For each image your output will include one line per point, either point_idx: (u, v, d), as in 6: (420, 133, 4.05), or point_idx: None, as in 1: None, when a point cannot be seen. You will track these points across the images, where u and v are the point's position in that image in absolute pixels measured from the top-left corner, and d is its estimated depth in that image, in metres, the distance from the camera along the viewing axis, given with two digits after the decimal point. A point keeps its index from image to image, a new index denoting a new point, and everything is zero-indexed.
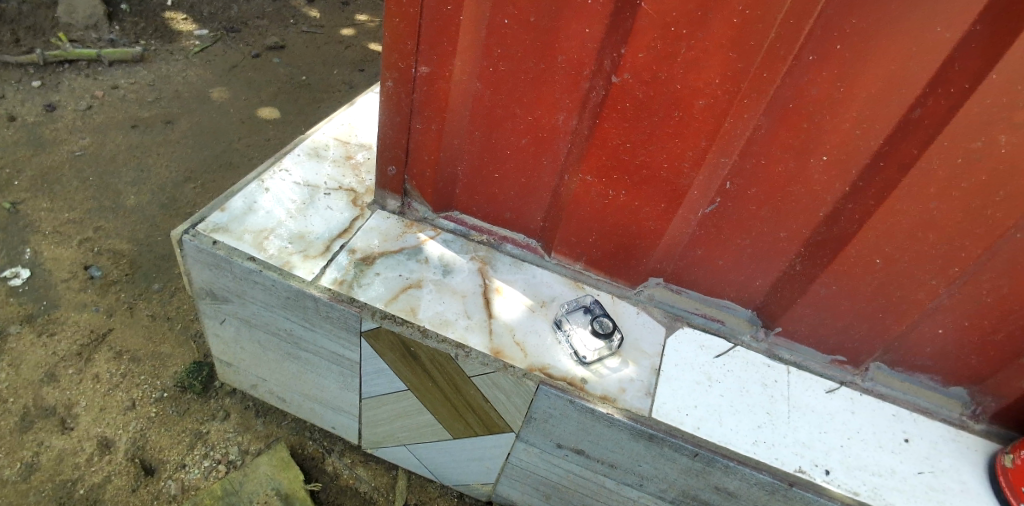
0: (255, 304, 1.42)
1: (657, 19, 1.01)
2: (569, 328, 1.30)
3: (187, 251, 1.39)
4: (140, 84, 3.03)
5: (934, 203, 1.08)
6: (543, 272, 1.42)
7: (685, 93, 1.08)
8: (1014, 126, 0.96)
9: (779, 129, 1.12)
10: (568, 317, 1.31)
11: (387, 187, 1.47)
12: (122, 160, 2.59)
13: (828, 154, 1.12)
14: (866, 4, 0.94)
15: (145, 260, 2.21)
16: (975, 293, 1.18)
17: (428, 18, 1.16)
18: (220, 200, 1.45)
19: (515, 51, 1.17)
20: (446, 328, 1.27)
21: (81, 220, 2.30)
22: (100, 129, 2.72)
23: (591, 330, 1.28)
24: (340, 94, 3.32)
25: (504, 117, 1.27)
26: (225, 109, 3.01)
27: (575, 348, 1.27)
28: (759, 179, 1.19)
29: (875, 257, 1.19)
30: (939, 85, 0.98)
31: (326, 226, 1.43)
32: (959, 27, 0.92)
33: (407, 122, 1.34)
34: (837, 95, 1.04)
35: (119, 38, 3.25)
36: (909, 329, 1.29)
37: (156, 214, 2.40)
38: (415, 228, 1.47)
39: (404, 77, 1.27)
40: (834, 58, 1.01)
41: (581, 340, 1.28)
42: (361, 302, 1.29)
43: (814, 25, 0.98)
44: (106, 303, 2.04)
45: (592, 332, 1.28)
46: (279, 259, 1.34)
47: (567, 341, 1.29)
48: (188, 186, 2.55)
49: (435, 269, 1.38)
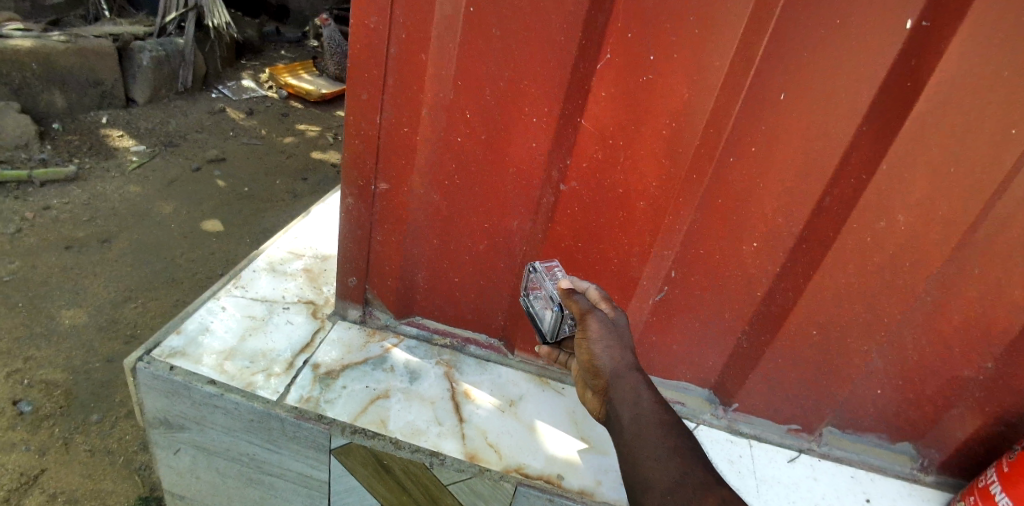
0: (215, 430, 1.37)
1: (596, 131, 1.14)
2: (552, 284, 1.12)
3: (140, 380, 1.34)
4: (74, 203, 2.96)
5: (855, 275, 1.20)
6: (508, 370, 1.46)
7: (628, 194, 1.19)
8: (908, 206, 1.11)
9: (712, 221, 1.24)
10: (528, 277, 1.20)
11: (348, 297, 1.49)
12: (53, 283, 2.48)
13: (759, 240, 1.23)
14: (771, 113, 1.10)
15: (81, 389, 2.08)
16: (902, 351, 1.30)
17: (385, 139, 1.26)
18: (174, 323, 1.42)
19: (469, 165, 1.24)
20: (418, 437, 1.25)
21: (8, 350, 2.15)
22: (29, 251, 2.61)
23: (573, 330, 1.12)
24: (286, 203, 3.35)
25: (460, 226, 1.33)
26: (166, 224, 2.96)
27: (581, 295, 1.04)
28: (699, 267, 1.30)
29: (812, 330, 1.29)
30: (840, 175, 1.13)
31: (286, 342, 1.42)
32: (849, 129, 1.08)
33: (367, 235, 1.39)
34: (759, 189, 1.18)
35: (50, 157, 3.22)
36: (851, 392, 1.39)
37: (94, 338, 2.28)
38: (378, 336, 1.49)
39: (364, 194, 1.34)
40: (752, 158, 1.15)
41: (563, 336, 1.14)
42: (329, 418, 1.26)
43: (731, 130, 1.13)
44: (38, 441, 1.88)
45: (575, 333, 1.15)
46: (240, 381, 1.31)
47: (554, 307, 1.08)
48: (128, 306, 2.45)
49: (401, 377, 1.39)
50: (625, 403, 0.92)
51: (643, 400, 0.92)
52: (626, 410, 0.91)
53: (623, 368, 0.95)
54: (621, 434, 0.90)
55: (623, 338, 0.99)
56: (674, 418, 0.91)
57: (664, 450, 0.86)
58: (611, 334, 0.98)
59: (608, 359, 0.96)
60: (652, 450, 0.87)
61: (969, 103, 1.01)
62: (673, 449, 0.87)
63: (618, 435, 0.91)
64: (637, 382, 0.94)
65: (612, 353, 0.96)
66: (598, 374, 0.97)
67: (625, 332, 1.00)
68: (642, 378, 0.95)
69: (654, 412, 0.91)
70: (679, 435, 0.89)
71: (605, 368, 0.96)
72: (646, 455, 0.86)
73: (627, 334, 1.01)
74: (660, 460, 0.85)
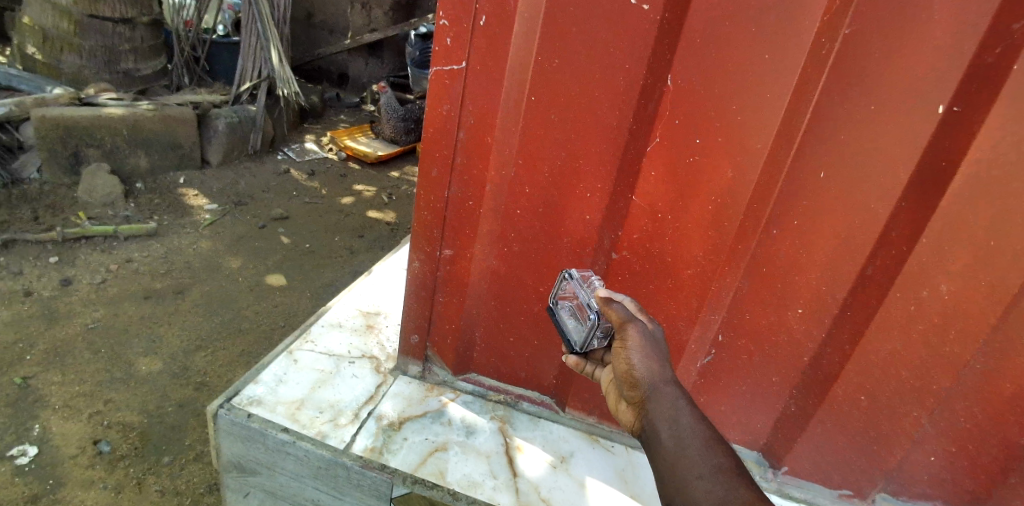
0: (284, 475, 1.47)
1: (646, 207, 1.25)
2: (589, 293, 1.16)
3: (220, 425, 1.45)
4: (153, 256, 3.22)
5: (900, 343, 1.24)
6: (559, 428, 1.52)
7: (676, 263, 1.28)
8: (950, 277, 1.15)
9: (757, 288, 1.31)
10: (560, 285, 1.24)
11: (410, 353, 1.61)
12: (133, 331, 2.69)
13: (804, 306, 1.29)
14: (811, 191, 1.18)
15: (154, 432, 2.22)
16: (955, 419, 1.30)
17: (452, 210, 1.41)
18: (252, 374, 1.55)
19: (527, 233, 1.35)
20: (475, 489, 1.32)
21: (91, 392, 2.34)
22: (113, 301, 2.86)
23: (601, 344, 1.13)
24: (342, 259, 3.55)
25: (516, 288, 1.43)
26: (233, 277, 3.18)
27: (620, 304, 1.03)
28: (746, 332, 1.36)
29: (859, 395, 1.32)
30: (882, 247, 1.18)
31: (352, 395, 1.53)
32: (889, 205, 1.14)
33: (431, 295, 1.52)
34: (802, 259, 1.24)
35: (133, 214, 3.53)
36: (904, 460, 1.39)
37: (167, 383, 2.44)
38: (436, 391, 1.58)
39: (430, 258, 1.48)
40: (794, 231, 1.22)
41: (591, 348, 1.14)
42: (392, 468, 1.34)
43: (774, 205, 1.21)
44: (114, 479, 2.02)
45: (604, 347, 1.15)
46: (311, 429, 1.41)
47: (591, 314, 1.10)
48: (198, 355, 2.62)
49: (458, 430, 1.47)
50: (663, 418, 0.90)
51: (682, 416, 0.89)
52: (664, 425, 0.89)
53: (661, 382, 0.94)
54: (659, 449, 0.88)
55: (660, 349, 0.98)
56: (714, 435, 0.88)
57: (708, 467, 0.83)
58: (649, 345, 0.97)
59: (647, 371, 0.95)
60: (694, 468, 0.83)
61: (1011, 181, 1.04)
62: (717, 467, 0.83)
63: (655, 451, 0.89)
64: (675, 397, 0.92)
65: (650, 365, 0.95)
66: (636, 386, 0.96)
67: (662, 344, 0.99)
68: (680, 392, 0.93)
69: (694, 429, 0.88)
70: (722, 453, 0.85)
71: (643, 380, 0.95)
72: (690, 473, 0.83)
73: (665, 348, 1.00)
74: (703, 478, 0.82)
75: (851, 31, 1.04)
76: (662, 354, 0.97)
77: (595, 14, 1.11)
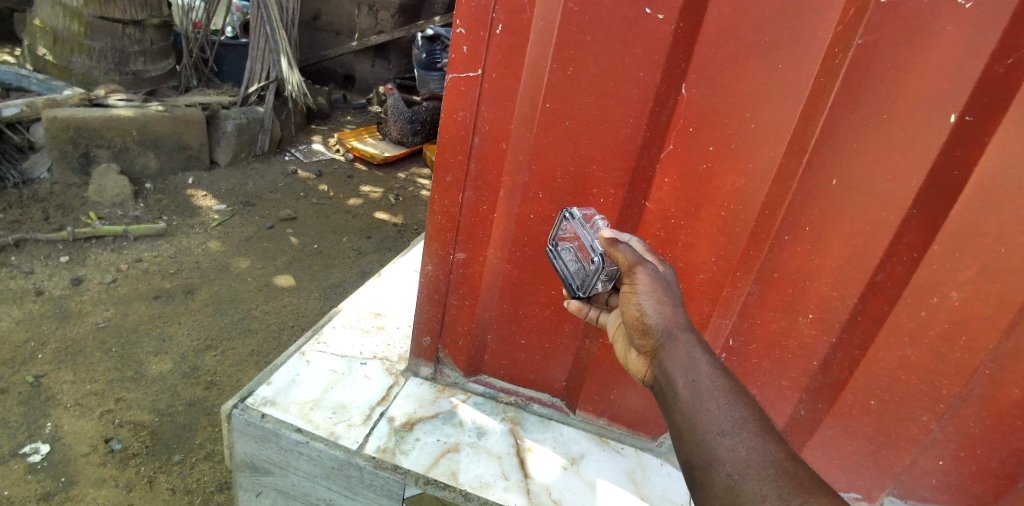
0: (297, 475, 1.48)
1: (658, 214, 1.27)
2: (591, 234, 1.18)
3: (234, 425, 1.47)
4: (162, 256, 3.25)
5: (909, 348, 1.24)
6: (570, 429, 1.53)
7: (686, 268, 1.31)
8: (960, 283, 1.16)
9: (769, 294, 1.32)
10: (559, 226, 1.25)
11: (421, 355, 1.62)
12: (143, 330, 2.71)
13: (814, 313, 1.30)
14: (822, 198, 1.19)
15: (165, 430, 2.24)
16: (963, 424, 1.31)
17: (466, 215, 1.42)
18: (265, 374, 1.57)
19: (540, 238, 1.37)
20: (487, 490, 1.33)
21: (102, 391, 2.36)
22: (123, 300, 2.88)
23: (606, 287, 1.16)
24: (350, 259, 3.57)
25: (528, 292, 1.45)
26: (242, 277, 3.20)
27: (626, 245, 1.03)
28: (755, 336, 1.37)
29: (868, 400, 1.33)
30: (893, 255, 1.19)
31: (364, 396, 1.54)
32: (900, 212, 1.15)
33: (443, 298, 1.54)
34: (813, 266, 1.25)
35: (142, 214, 3.56)
36: (912, 463, 1.39)
37: (177, 383, 2.46)
38: (447, 392, 1.60)
39: (442, 262, 1.49)
40: (805, 237, 1.23)
41: (595, 291, 1.17)
42: (404, 468, 1.35)
43: (786, 213, 1.22)
44: (126, 478, 2.04)
45: (608, 291, 1.18)
46: (324, 429, 1.42)
47: (596, 257, 1.12)
48: (208, 354, 2.64)
49: (470, 432, 1.48)
50: (679, 365, 0.90)
51: (697, 363, 0.89)
52: (680, 373, 0.89)
53: (674, 328, 0.95)
54: (676, 399, 0.88)
55: (672, 291, 1.00)
56: (732, 382, 0.86)
57: (729, 423, 0.80)
58: (660, 289, 0.98)
59: (659, 316, 0.96)
60: (716, 422, 0.81)
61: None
62: (741, 420, 0.80)
63: (672, 400, 0.89)
64: (689, 342, 0.93)
65: (662, 311, 0.96)
66: (648, 332, 0.97)
67: (672, 286, 1.00)
68: (695, 338, 0.94)
69: (712, 378, 0.87)
70: (743, 403, 0.83)
71: (656, 326, 0.96)
72: (712, 429, 0.81)
73: (677, 291, 1.02)
74: (724, 433, 0.80)
75: (863, 42, 1.05)
76: (673, 295, 0.99)
77: (609, 23, 1.12)
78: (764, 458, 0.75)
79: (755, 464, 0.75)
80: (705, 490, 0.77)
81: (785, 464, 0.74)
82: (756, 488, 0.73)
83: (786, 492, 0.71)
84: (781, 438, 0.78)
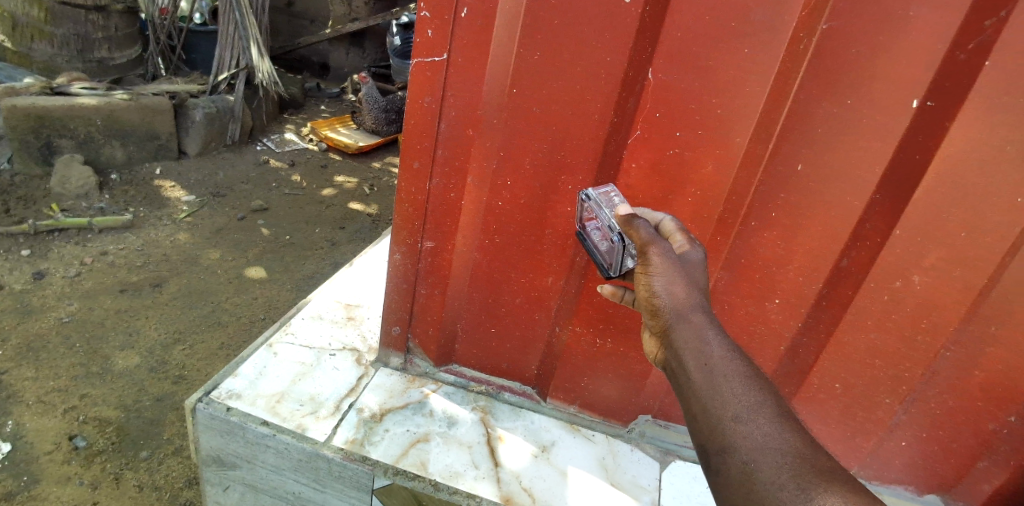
0: (265, 468, 1.46)
1: (629, 200, 1.26)
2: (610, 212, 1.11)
3: (199, 419, 1.43)
4: (129, 249, 3.16)
5: (874, 332, 1.26)
6: (541, 417, 1.53)
7: None
8: (923, 267, 1.17)
9: (738, 279, 1.32)
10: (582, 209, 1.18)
11: (391, 345, 1.60)
12: (110, 325, 2.64)
13: (782, 298, 1.31)
14: (790, 184, 1.19)
15: (132, 426, 2.19)
16: (927, 406, 1.33)
17: (434, 203, 1.40)
18: (231, 367, 1.54)
19: (510, 226, 1.35)
20: (456, 480, 1.32)
21: (66, 387, 2.30)
22: (88, 294, 2.80)
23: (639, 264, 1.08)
24: (324, 251, 3.51)
25: (499, 280, 1.43)
26: (213, 269, 3.14)
27: (643, 222, 0.98)
28: (725, 322, 1.38)
29: (835, 383, 1.35)
30: (859, 240, 1.20)
31: (333, 387, 1.52)
32: (864, 197, 1.15)
33: (412, 287, 1.52)
34: (780, 251, 1.26)
35: (108, 206, 3.47)
36: (878, 445, 1.42)
37: (145, 378, 2.41)
38: (418, 383, 1.58)
39: (411, 251, 1.47)
40: (773, 223, 1.24)
41: (628, 271, 1.09)
42: (373, 460, 1.34)
43: (754, 199, 1.22)
44: (91, 476, 1.99)
45: None
46: (292, 422, 1.40)
47: (616, 237, 1.07)
48: (176, 348, 2.59)
49: (440, 422, 1.47)
50: (689, 348, 0.88)
51: (709, 346, 0.87)
52: (691, 356, 0.87)
53: (684, 309, 0.91)
54: (688, 382, 0.86)
55: (688, 273, 0.95)
56: (745, 365, 0.85)
57: (743, 409, 0.80)
58: (673, 269, 0.94)
59: (669, 298, 0.92)
60: (732, 407, 0.80)
61: (984, 176, 1.05)
62: (756, 405, 0.80)
63: (683, 383, 0.87)
64: (700, 324, 0.90)
65: (672, 292, 0.93)
66: (658, 313, 0.94)
67: (687, 266, 0.95)
68: (705, 319, 0.91)
69: (725, 361, 0.85)
70: (758, 388, 0.82)
71: (666, 307, 0.93)
72: (726, 415, 0.80)
73: (696, 272, 0.97)
74: (739, 419, 0.79)
75: (829, 26, 1.04)
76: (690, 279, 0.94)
77: (577, 8, 1.10)
78: (780, 445, 0.75)
79: (771, 453, 0.75)
80: (721, 477, 0.78)
81: (802, 452, 0.74)
82: (771, 476, 0.73)
83: (805, 481, 0.71)
84: (796, 423, 0.78)
